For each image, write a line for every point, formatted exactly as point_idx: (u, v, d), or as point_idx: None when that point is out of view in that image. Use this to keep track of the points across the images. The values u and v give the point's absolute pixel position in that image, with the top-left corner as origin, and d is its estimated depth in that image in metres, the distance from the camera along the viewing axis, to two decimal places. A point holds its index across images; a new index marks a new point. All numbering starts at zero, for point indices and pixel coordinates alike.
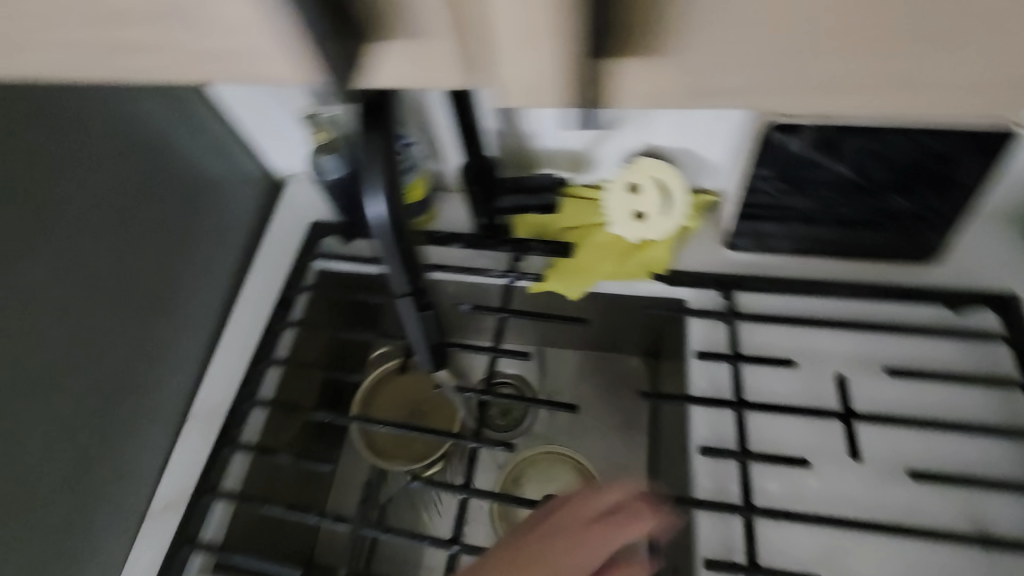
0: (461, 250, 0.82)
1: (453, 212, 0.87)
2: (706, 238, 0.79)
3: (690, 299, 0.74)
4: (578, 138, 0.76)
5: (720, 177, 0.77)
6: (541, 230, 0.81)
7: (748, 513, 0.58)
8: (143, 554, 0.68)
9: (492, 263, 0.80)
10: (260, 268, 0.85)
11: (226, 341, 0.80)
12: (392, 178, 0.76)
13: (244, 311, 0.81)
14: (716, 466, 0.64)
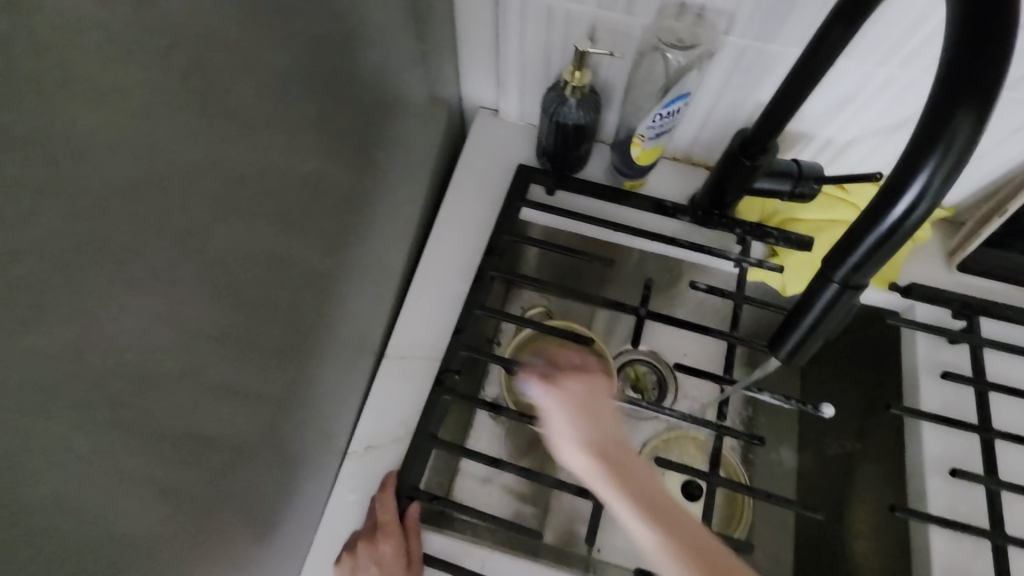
0: (678, 222, 0.78)
1: (660, 180, 0.81)
2: (931, 254, 0.76)
3: (919, 313, 0.73)
4: (846, 130, 0.70)
5: (960, 195, 0.74)
6: (763, 214, 0.78)
7: (1004, 541, 0.58)
8: (344, 495, 0.66)
9: (709, 241, 0.78)
10: (454, 206, 0.80)
11: (422, 280, 0.75)
12: (648, 138, 0.69)
13: (441, 251, 0.77)
14: (954, 487, 0.64)
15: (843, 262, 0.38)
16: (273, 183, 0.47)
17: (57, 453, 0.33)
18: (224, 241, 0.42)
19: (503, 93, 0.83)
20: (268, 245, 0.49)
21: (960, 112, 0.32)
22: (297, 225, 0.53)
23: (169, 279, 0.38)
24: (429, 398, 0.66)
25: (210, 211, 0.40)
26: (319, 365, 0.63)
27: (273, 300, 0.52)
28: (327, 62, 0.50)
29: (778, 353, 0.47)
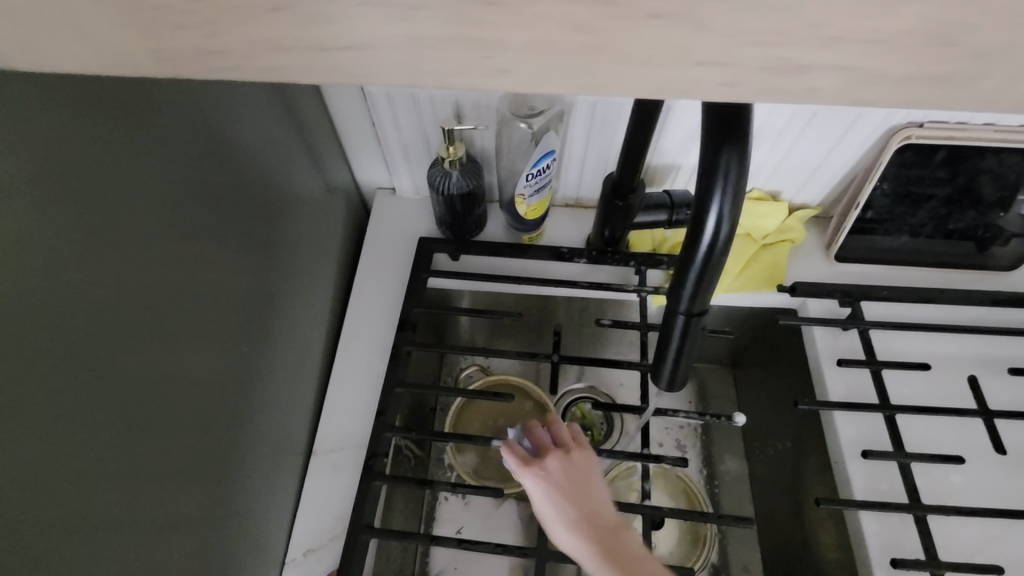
0: (579, 264, 0.82)
1: (557, 228, 0.85)
2: (811, 251, 0.83)
3: (812, 308, 0.78)
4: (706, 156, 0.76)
5: (821, 195, 0.82)
6: (655, 243, 0.83)
7: (923, 511, 0.61)
8: None
9: (610, 277, 0.82)
10: (363, 288, 0.81)
11: (341, 368, 0.75)
12: (528, 196, 0.74)
13: (356, 335, 0.78)
14: (873, 467, 0.67)
15: (681, 294, 0.42)
16: (172, 317, 0.48)
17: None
18: (121, 387, 0.43)
19: (394, 173, 0.87)
20: (174, 377, 0.49)
21: (727, 157, 0.36)
22: (203, 349, 0.54)
23: (55, 441, 0.37)
24: (361, 487, 0.65)
25: (99, 362, 0.40)
26: (243, 478, 0.61)
27: (187, 429, 0.51)
28: (210, 191, 0.53)
29: (661, 385, 0.49)
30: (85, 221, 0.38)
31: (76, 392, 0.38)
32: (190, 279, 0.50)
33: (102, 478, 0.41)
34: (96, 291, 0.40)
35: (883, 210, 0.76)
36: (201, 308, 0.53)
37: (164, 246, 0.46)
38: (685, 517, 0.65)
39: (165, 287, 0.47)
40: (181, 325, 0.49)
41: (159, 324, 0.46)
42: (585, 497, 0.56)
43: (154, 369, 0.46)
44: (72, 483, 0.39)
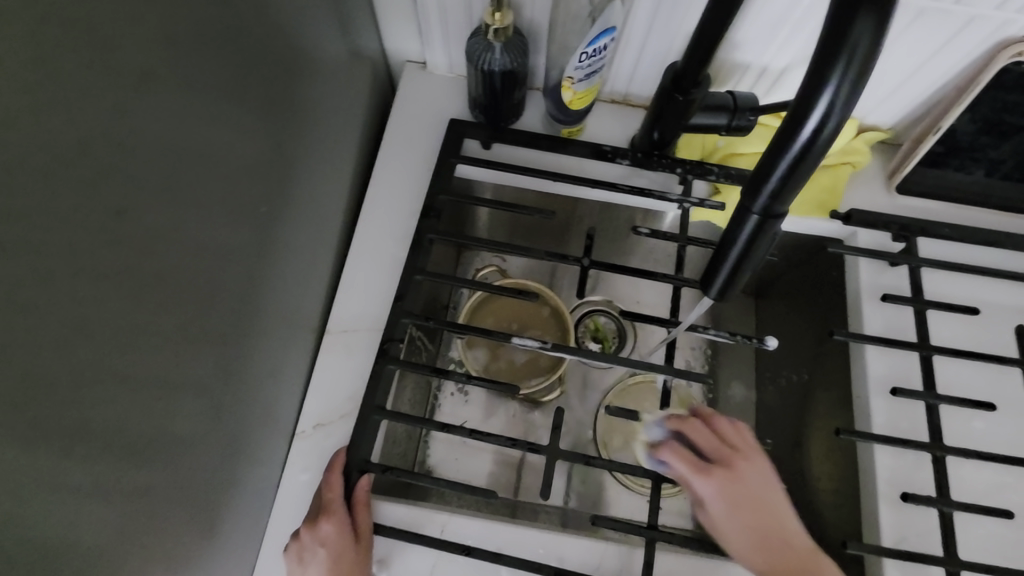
0: (620, 167, 0.76)
1: (600, 124, 0.78)
2: (871, 179, 0.76)
3: (861, 238, 0.73)
4: (780, 56, 0.68)
5: (897, 115, 0.74)
6: (704, 152, 0.76)
7: (944, 452, 0.60)
8: (297, 475, 0.63)
9: (652, 183, 0.76)
10: (386, 168, 0.76)
11: (359, 249, 0.71)
12: (578, 81, 0.66)
13: (375, 217, 0.73)
14: (897, 405, 0.65)
15: (763, 190, 0.37)
16: (180, 162, 0.43)
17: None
18: (130, 228, 0.39)
19: (427, 44, 0.78)
20: (186, 230, 0.45)
21: (863, 21, 0.30)
22: (213, 207, 0.49)
23: (60, 273, 0.34)
24: (374, 369, 0.63)
25: (104, 197, 0.36)
26: (255, 349, 0.60)
27: (197, 288, 0.48)
28: (225, 24, 0.46)
29: (710, 293, 0.46)
30: (84, 24, 0.32)
31: (79, 226, 0.34)
32: (201, 122, 0.45)
33: (107, 323, 0.38)
34: (101, 111, 0.35)
35: (965, 140, 0.69)
36: (212, 159, 0.47)
37: (174, 77, 0.40)
38: (749, 508, 0.58)
39: (175, 125, 0.41)
40: (192, 172, 0.45)
41: (168, 165, 0.41)
42: (750, 505, 0.58)
43: (164, 215, 0.42)
44: (76, 322, 0.36)
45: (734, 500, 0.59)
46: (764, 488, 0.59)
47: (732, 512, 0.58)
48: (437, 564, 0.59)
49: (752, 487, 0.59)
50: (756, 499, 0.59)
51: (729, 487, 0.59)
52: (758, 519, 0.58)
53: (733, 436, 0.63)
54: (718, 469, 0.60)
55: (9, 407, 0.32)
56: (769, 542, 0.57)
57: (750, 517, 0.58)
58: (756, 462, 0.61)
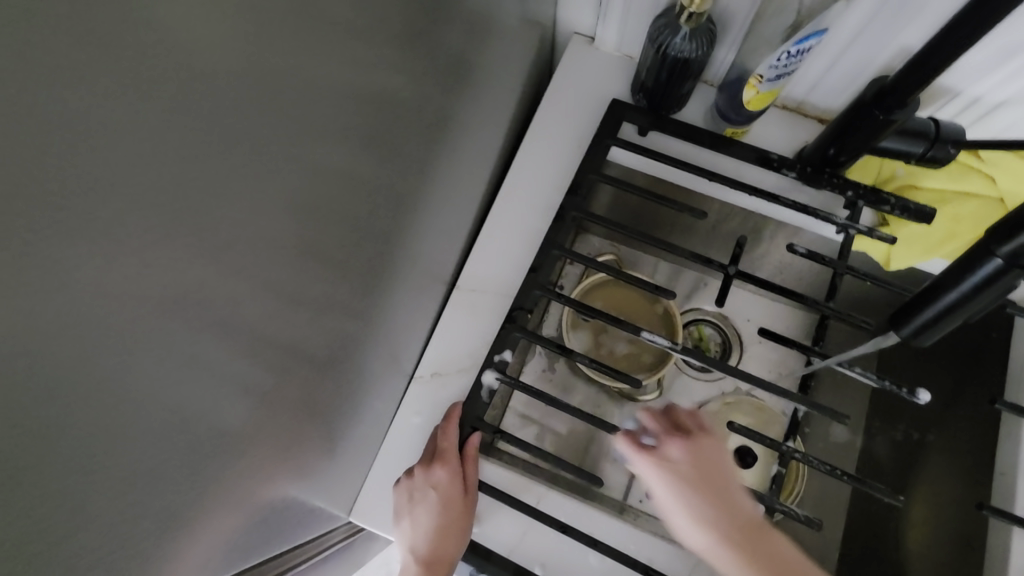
0: (781, 177, 0.72)
1: (766, 129, 0.74)
2: None
3: None
4: (1002, 88, 0.61)
5: None
6: (878, 179, 0.71)
7: None
8: (409, 417, 0.67)
9: (813, 201, 0.71)
10: (540, 138, 0.76)
11: (501, 213, 0.72)
12: (765, 81, 0.62)
13: (519, 185, 0.73)
14: None
15: (1011, 239, 0.35)
16: (365, 97, 0.44)
17: (169, 354, 0.33)
18: (315, 150, 0.41)
19: (601, 19, 0.76)
20: (351, 162, 0.47)
21: None
22: (379, 147, 0.51)
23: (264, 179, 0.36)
24: (499, 333, 0.65)
25: (302, 118, 0.38)
26: (392, 291, 0.62)
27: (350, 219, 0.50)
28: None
29: (903, 330, 0.44)
30: None
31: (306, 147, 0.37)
32: (385, 60, 0.46)
33: (284, 234, 0.41)
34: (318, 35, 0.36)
35: None
36: (386, 100, 0.49)
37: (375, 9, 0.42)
38: (709, 473, 0.57)
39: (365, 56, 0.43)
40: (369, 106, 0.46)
41: (350, 97, 0.43)
42: (709, 488, 0.55)
43: (338, 144, 0.44)
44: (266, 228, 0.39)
45: (700, 495, 0.55)
46: (718, 463, 0.58)
47: (676, 492, 0.55)
48: (528, 532, 0.60)
49: (715, 458, 0.58)
50: (730, 486, 0.56)
51: (685, 459, 0.58)
52: (713, 499, 0.54)
53: (699, 430, 0.60)
54: (704, 449, 0.59)
55: (216, 300, 0.35)
56: (717, 476, 0.56)
57: (703, 487, 0.55)
58: (711, 441, 0.60)
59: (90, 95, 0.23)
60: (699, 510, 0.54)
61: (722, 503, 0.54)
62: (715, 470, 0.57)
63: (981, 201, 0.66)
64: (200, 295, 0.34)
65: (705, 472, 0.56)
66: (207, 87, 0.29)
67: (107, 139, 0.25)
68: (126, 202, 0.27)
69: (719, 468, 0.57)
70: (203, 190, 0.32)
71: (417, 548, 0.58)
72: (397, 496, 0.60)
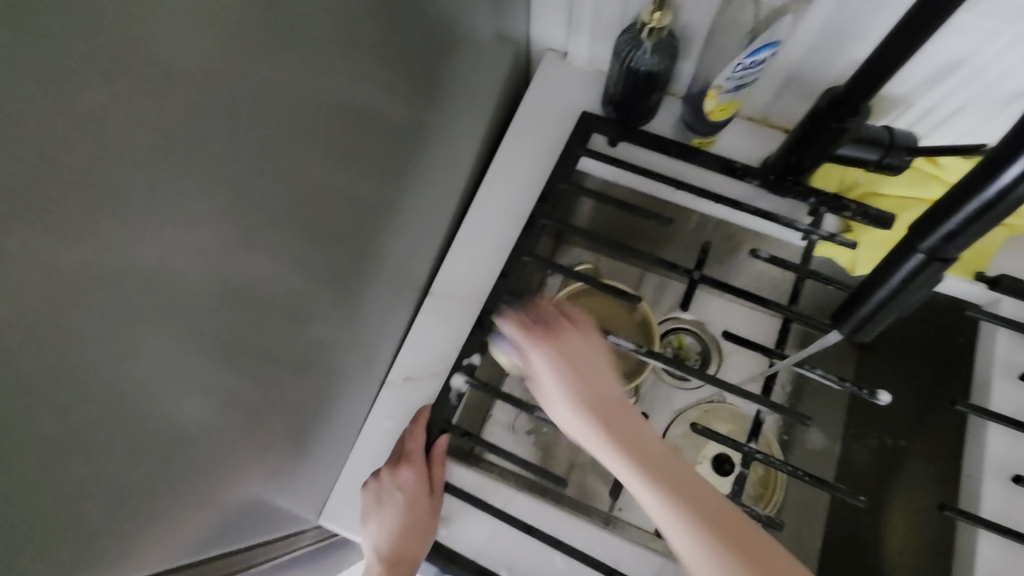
0: (747, 186, 0.74)
1: (733, 140, 0.76)
2: None
3: (1006, 309, 0.67)
4: (954, 97, 0.63)
5: None
6: (841, 186, 0.73)
7: None
8: (383, 422, 0.68)
9: (778, 209, 0.73)
10: (512, 149, 0.78)
11: (474, 221, 0.74)
12: (726, 91, 0.65)
13: (493, 195, 0.75)
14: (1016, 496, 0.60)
15: (931, 235, 0.36)
16: (332, 109, 0.47)
17: (136, 351, 0.34)
18: (287, 159, 0.42)
19: (573, 36, 0.79)
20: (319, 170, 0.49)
21: None
22: (348, 156, 0.53)
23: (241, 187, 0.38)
24: (470, 338, 0.66)
25: (277, 130, 0.40)
26: (365, 296, 0.64)
27: (325, 226, 0.52)
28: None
29: (844, 327, 0.46)
30: None
31: None
32: (358, 77, 0.48)
33: (257, 240, 0.42)
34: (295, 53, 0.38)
35: None
36: (360, 114, 0.51)
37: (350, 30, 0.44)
38: (582, 377, 0.53)
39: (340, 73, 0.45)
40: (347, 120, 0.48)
41: (326, 110, 0.45)
42: (588, 377, 0.53)
43: (312, 156, 0.46)
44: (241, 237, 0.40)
45: (584, 406, 0.51)
46: (587, 365, 0.54)
47: (557, 384, 0.53)
48: (496, 535, 0.60)
49: (588, 364, 0.54)
50: (583, 371, 0.53)
51: (562, 359, 0.54)
52: (624, 442, 0.47)
53: (548, 315, 0.58)
54: (564, 343, 0.55)
55: (180, 300, 0.36)
56: (593, 407, 0.50)
57: (580, 390, 0.52)
58: (572, 336, 0.56)
59: (59, 103, 0.25)
60: (605, 393, 0.52)
61: (597, 405, 0.51)
62: (575, 358, 0.54)
63: None
64: (171, 296, 0.35)
65: (620, 420, 0.49)
66: (182, 99, 0.31)
67: (76, 146, 0.26)
68: (94, 204, 0.28)
69: (579, 357, 0.54)
70: (174, 196, 0.33)
71: (378, 549, 0.59)
72: (364, 496, 0.61)
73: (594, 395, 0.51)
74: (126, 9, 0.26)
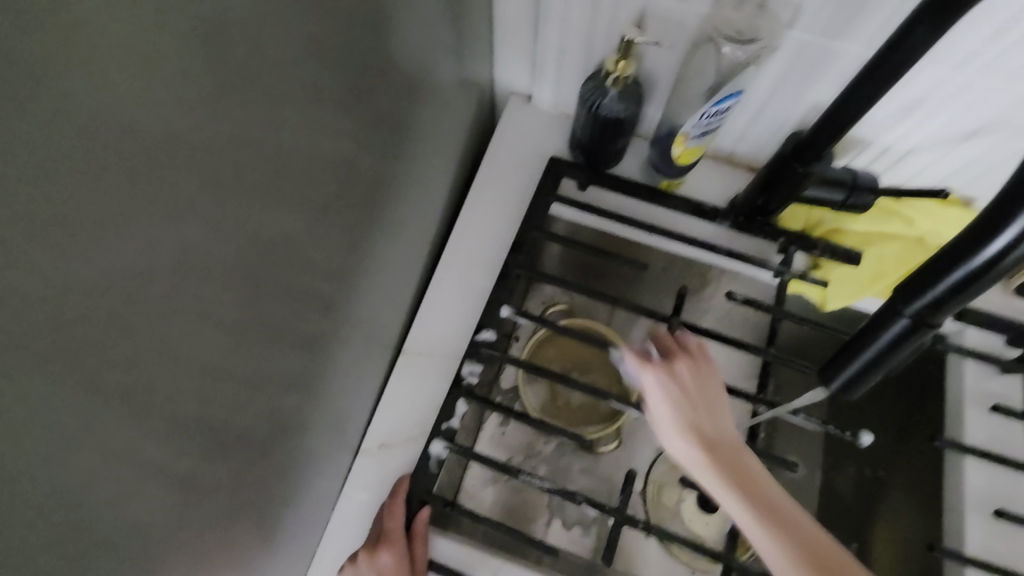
0: (717, 227, 0.74)
1: (700, 180, 0.77)
2: None
3: (970, 339, 0.69)
4: (909, 139, 0.65)
5: None
6: (805, 225, 0.74)
7: None
8: (356, 494, 0.64)
9: (748, 248, 0.74)
10: (480, 197, 0.76)
11: (444, 274, 0.72)
12: (692, 137, 0.65)
13: (463, 245, 0.73)
14: (997, 528, 0.60)
15: (918, 299, 0.37)
16: (294, 178, 0.44)
17: (79, 475, 0.31)
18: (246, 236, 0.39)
19: (537, 79, 0.79)
20: (290, 239, 0.46)
21: None
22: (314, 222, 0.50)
23: (192, 278, 0.34)
24: (446, 399, 0.63)
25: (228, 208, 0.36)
26: (335, 361, 0.60)
27: (285, 299, 0.48)
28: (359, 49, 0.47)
29: (830, 384, 0.46)
30: (262, 46, 0.34)
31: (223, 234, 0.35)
32: (320, 140, 0.45)
33: (216, 327, 0.39)
34: (252, 127, 0.36)
35: None
36: (320, 176, 0.48)
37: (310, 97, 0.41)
38: (677, 391, 0.59)
39: (301, 138, 0.42)
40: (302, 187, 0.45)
41: (282, 180, 0.42)
42: (705, 412, 0.58)
43: (273, 228, 0.43)
44: (193, 333, 0.36)
45: (725, 466, 0.54)
46: (711, 398, 0.59)
47: (672, 415, 0.58)
48: None
49: (708, 397, 0.59)
50: (720, 419, 0.58)
51: (685, 391, 0.59)
52: (746, 475, 0.54)
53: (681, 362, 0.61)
54: (701, 387, 0.60)
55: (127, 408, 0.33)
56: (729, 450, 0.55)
57: (693, 416, 0.58)
58: (699, 371, 0.60)
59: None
60: (725, 437, 0.57)
61: (748, 470, 0.54)
62: (702, 405, 0.58)
63: (900, 242, 0.69)
64: (116, 406, 0.32)
65: (731, 458, 0.55)
66: (129, 199, 0.28)
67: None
68: (27, 328, 0.25)
69: (713, 387, 0.60)
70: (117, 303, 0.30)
71: None
72: None
73: (718, 428, 0.57)
74: (63, 115, 0.24)
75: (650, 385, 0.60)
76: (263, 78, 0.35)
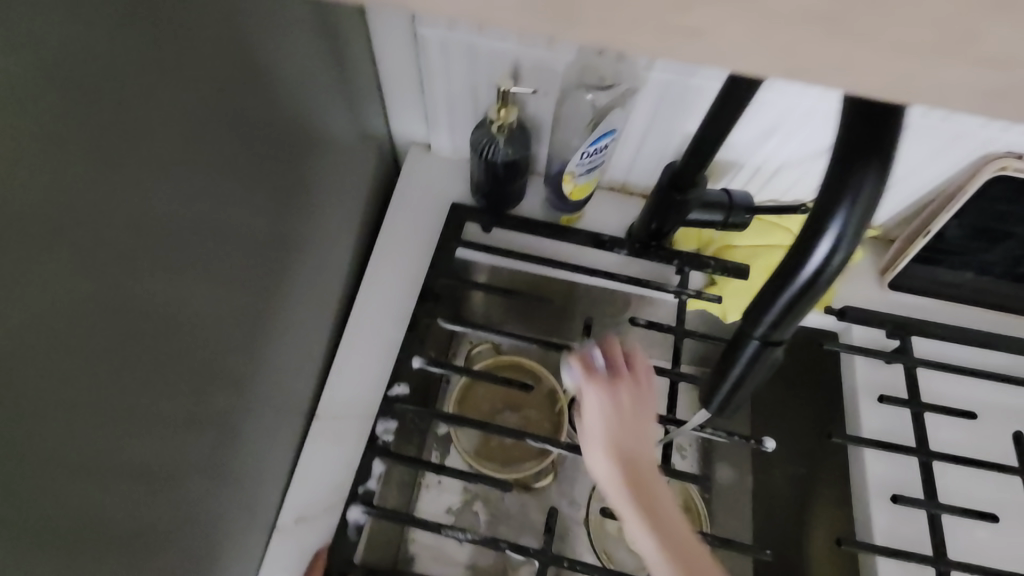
0: (618, 256, 0.77)
1: (598, 211, 0.80)
2: (864, 274, 0.77)
3: (856, 335, 0.74)
4: (776, 157, 0.71)
5: (888, 212, 0.76)
6: (698, 245, 0.78)
7: (948, 568, 0.59)
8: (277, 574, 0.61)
9: (648, 273, 0.77)
10: (387, 248, 0.77)
11: (356, 331, 0.71)
12: (578, 175, 0.68)
13: (372, 300, 0.73)
14: (900, 514, 0.64)
15: (761, 321, 0.37)
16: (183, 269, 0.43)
17: None
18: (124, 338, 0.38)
19: (434, 128, 0.80)
20: (186, 325, 0.45)
21: (870, 184, 0.30)
22: (213, 301, 0.49)
23: (51, 386, 0.33)
24: (361, 462, 0.62)
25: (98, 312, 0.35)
26: (244, 440, 0.58)
27: (183, 385, 0.46)
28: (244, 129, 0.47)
29: (709, 408, 0.46)
30: (96, 141, 0.33)
31: (73, 339, 0.34)
32: (201, 222, 0.44)
33: (93, 436, 0.37)
34: (104, 223, 0.35)
35: (954, 243, 0.71)
36: (213, 258, 0.47)
37: (182, 184, 0.41)
38: (627, 414, 0.49)
39: (180, 225, 0.41)
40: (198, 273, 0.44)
41: (162, 271, 0.41)
42: (638, 422, 0.49)
43: (163, 322, 0.42)
44: (65, 440, 0.35)
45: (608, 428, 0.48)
46: (635, 406, 0.50)
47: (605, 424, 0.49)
48: None
49: (631, 403, 0.50)
50: (640, 423, 0.50)
51: (615, 411, 0.49)
52: (632, 436, 0.48)
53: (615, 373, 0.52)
54: (626, 392, 0.51)
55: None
56: (636, 447, 0.48)
57: (624, 433, 0.48)
58: (635, 384, 0.52)
59: None
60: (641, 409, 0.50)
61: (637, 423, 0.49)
62: (633, 424, 0.49)
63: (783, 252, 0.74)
64: None
65: (626, 421, 0.49)
66: None
67: None
68: None
69: (638, 407, 0.51)
70: None
71: None
72: None
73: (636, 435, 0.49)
74: None
75: (589, 405, 0.50)
76: (111, 173, 0.34)
